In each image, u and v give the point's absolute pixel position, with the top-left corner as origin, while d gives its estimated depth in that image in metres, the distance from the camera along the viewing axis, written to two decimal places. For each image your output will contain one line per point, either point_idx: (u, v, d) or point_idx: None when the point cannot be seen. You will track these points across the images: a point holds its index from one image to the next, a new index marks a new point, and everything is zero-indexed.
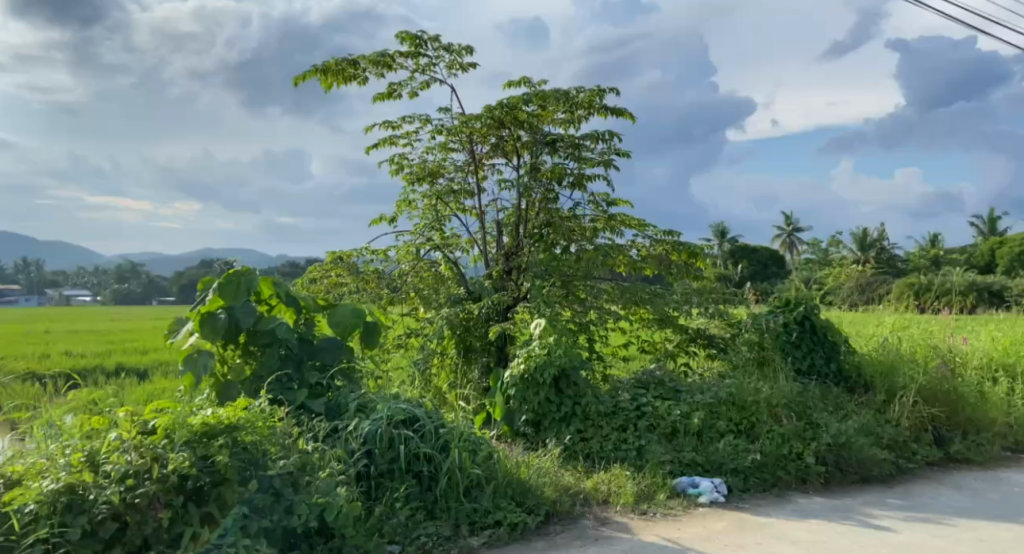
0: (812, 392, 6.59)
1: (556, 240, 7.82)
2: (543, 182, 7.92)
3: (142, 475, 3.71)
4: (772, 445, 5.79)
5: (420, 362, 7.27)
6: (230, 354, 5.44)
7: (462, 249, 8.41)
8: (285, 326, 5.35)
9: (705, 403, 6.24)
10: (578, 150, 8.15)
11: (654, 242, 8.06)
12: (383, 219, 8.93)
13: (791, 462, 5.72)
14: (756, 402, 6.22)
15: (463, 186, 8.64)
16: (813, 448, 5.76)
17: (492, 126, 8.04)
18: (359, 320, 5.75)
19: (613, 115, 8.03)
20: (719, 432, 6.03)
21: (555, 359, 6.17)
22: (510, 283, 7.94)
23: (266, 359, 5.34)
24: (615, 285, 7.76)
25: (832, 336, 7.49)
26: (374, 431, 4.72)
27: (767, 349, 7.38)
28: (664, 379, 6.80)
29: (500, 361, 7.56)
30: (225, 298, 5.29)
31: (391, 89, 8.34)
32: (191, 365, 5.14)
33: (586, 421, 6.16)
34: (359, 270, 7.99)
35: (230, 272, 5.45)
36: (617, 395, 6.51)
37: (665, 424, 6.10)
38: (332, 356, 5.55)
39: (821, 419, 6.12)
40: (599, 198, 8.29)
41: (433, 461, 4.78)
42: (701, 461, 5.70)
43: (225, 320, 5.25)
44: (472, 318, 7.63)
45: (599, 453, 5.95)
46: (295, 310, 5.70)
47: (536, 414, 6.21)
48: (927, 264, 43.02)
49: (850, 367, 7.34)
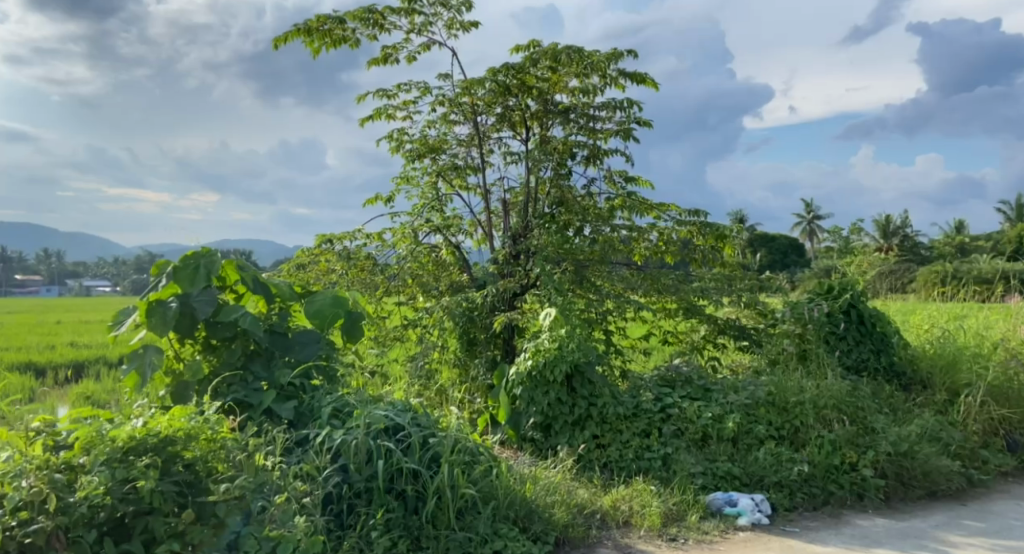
0: (865, 391, 5.73)
1: (570, 222, 6.95)
2: (552, 156, 7.08)
3: (39, 505, 3.01)
4: (820, 454, 4.95)
5: (419, 359, 6.64)
6: (187, 351, 4.68)
7: (465, 233, 7.57)
8: (251, 317, 4.51)
9: (740, 404, 5.40)
10: (594, 121, 7.30)
11: (677, 224, 7.20)
12: (377, 199, 8.13)
13: (843, 474, 4.88)
14: (799, 403, 5.39)
15: (467, 161, 7.94)
16: (871, 458, 4.91)
17: (497, 94, 7.14)
18: (340, 309, 5.03)
19: (632, 82, 7.15)
20: (758, 439, 5.19)
21: (567, 354, 5.34)
22: (518, 269, 6.95)
23: (227, 355, 4.56)
24: (633, 271, 6.90)
25: (882, 327, 6.64)
26: (349, 442, 3.89)
27: (810, 341, 6.53)
28: (692, 376, 5.97)
29: (506, 355, 6.83)
30: (180, 285, 4.52)
31: (386, 54, 7.53)
32: (136, 362, 4.37)
33: (603, 425, 5.38)
34: (350, 255, 7.12)
35: (187, 253, 4.69)
36: (638, 394, 5.68)
37: (694, 429, 5.26)
38: (307, 352, 4.81)
39: (877, 424, 5.27)
40: (616, 175, 7.44)
41: (419, 479, 3.99)
42: (739, 473, 4.88)
43: (178, 309, 4.46)
44: (476, 308, 6.75)
45: (618, 463, 5.15)
46: (265, 299, 4.90)
47: (545, 417, 5.42)
48: (954, 252, 41.66)
49: (903, 362, 6.50)
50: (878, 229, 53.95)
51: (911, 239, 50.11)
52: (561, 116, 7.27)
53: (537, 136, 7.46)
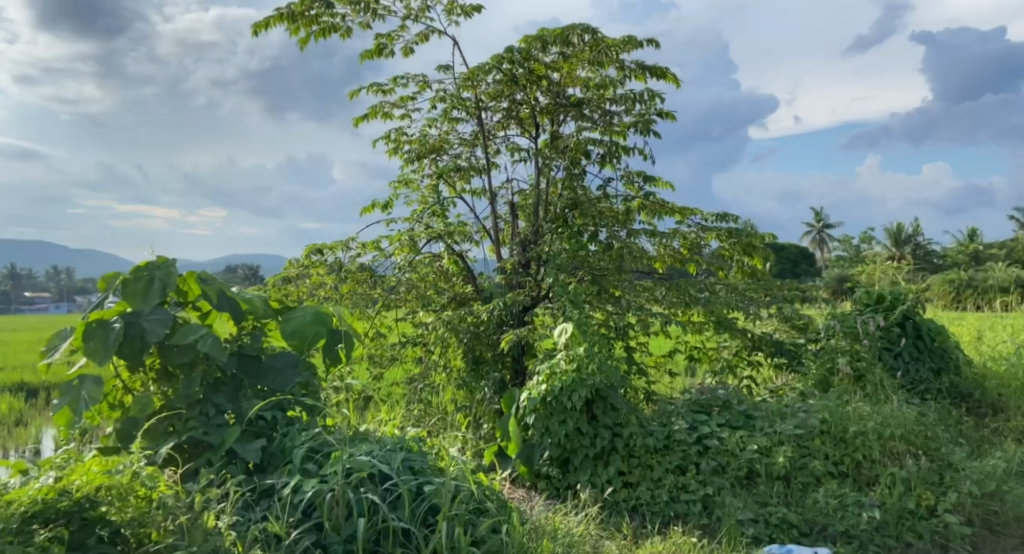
0: (933, 418, 4.97)
1: (585, 226, 6.16)
2: (565, 155, 6.28)
3: None
4: (891, 495, 4.20)
5: (418, 382, 5.91)
6: (136, 381, 3.92)
7: (470, 240, 6.79)
8: (213, 340, 3.71)
9: (791, 435, 4.65)
10: (610, 116, 6.43)
11: (703, 229, 6.38)
12: (374, 207, 7.38)
13: (920, 521, 4.11)
14: (860, 434, 4.64)
15: (472, 162, 7.21)
16: (953, 501, 4.16)
17: (504, 85, 6.44)
18: (322, 328, 4.28)
19: (653, 75, 6.37)
20: (815, 477, 4.42)
21: (587, 378, 4.58)
22: (528, 279, 6.22)
23: (183, 387, 3.74)
24: (658, 282, 6.11)
25: (943, 342, 6.04)
26: (324, 494, 3.17)
27: (863, 359, 5.77)
28: (730, 400, 5.20)
29: (516, 376, 6.13)
30: (130, 301, 3.78)
31: (380, 45, 6.79)
32: (68, 397, 3.56)
33: (629, 461, 4.63)
34: (343, 268, 6.28)
35: (140, 264, 3.94)
36: (668, 422, 4.92)
37: (738, 464, 4.50)
38: (282, 380, 4.05)
39: (954, 459, 4.53)
40: (635, 175, 6.65)
41: (412, 539, 3.22)
42: (797, 520, 4.08)
43: (124, 331, 3.70)
44: (481, 323, 6.07)
45: (650, 507, 4.36)
46: (234, 317, 4.11)
47: (562, 450, 4.66)
48: (970, 260, 40.68)
49: (966, 383, 5.85)
50: (889, 237, 52.94)
51: (925, 247, 49.10)
52: (573, 110, 6.46)
53: (548, 133, 6.69)
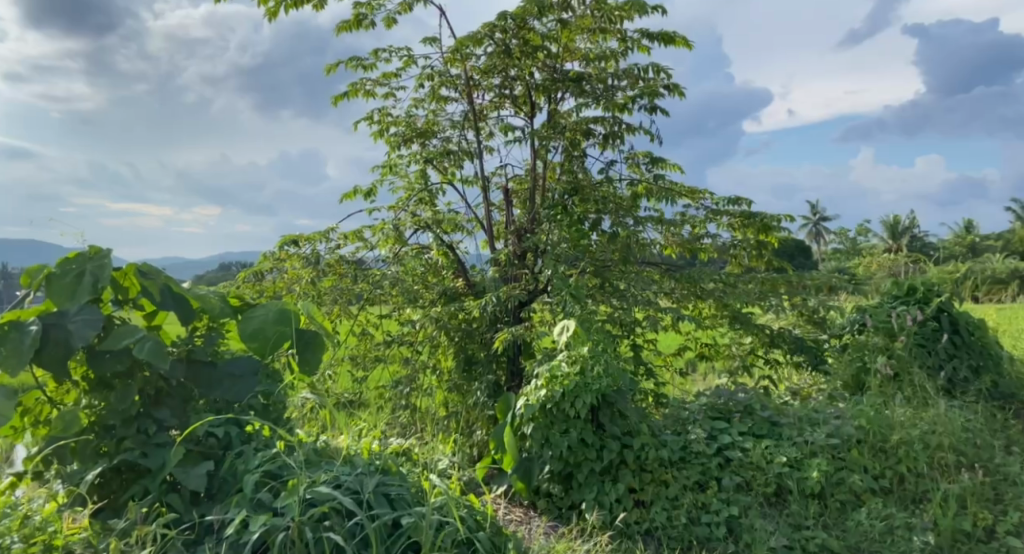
0: (981, 425, 4.43)
1: (587, 214, 5.57)
2: (562, 135, 5.71)
3: None
4: (945, 515, 3.64)
5: (402, 385, 5.32)
6: (64, 395, 3.33)
7: (462, 231, 6.23)
8: (153, 344, 3.09)
9: (824, 445, 4.09)
10: (612, 90, 5.79)
11: (713, 214, 5.78)
12: (357, 192, 6.76)
13: (980, 545, 3.55)
14: (903, 444, 4.09)
15: (463, 145, 6.63)
16: (1015, 522, 3.60)
17: (497, 59, 5.82)
18: (286, 328, 3.70)
19: (660, 44, 5.79)
20: (855, 494, 3.86)
21: (592, 383, 4.02)
22: (524, 272, 5.62)
23: (116, 401, 3.12)
24: (663, 273, 5.57)
25: (985, 341, 5.51)
26: (277, 533, 2.61)
27: (897, 358, 5.23)
28: (752, 404, 4.61)
29: (511, 378, 5.55)
30: (55, 300, 3.22)
31: (360, 15, 6.17)
32: None
33: (641, 476, 4.06)
34: (320, 262, 5.64)
35: (69, 256, 3.32)
36: (685, 431, 4.36)
37: (765, 480, 3.94)
38: (238, 390, 3.42)
39: (1011, 471, 3.99)
40: (639, 157, 6.06)
41: None
42: (839, 548, 3.51)
43: (42, 335, 3.10)
44: (473, 320, 5.48)
45: (667, 533, 3.79)
46: (182, 318, 3.49)
47: (564, 465, 4.09)
48: (970, 252, 40.33)
49: (1011, 383, 5.32)
50: (885, 230, 52.57)
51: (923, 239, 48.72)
52: (572, 85, 5.85)
53: (544, 112, 6.10)
